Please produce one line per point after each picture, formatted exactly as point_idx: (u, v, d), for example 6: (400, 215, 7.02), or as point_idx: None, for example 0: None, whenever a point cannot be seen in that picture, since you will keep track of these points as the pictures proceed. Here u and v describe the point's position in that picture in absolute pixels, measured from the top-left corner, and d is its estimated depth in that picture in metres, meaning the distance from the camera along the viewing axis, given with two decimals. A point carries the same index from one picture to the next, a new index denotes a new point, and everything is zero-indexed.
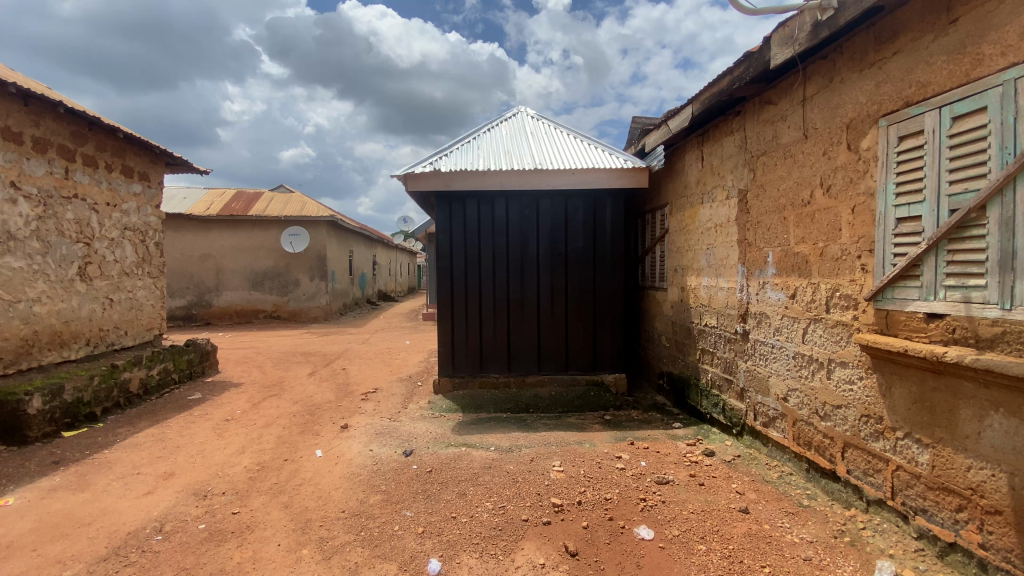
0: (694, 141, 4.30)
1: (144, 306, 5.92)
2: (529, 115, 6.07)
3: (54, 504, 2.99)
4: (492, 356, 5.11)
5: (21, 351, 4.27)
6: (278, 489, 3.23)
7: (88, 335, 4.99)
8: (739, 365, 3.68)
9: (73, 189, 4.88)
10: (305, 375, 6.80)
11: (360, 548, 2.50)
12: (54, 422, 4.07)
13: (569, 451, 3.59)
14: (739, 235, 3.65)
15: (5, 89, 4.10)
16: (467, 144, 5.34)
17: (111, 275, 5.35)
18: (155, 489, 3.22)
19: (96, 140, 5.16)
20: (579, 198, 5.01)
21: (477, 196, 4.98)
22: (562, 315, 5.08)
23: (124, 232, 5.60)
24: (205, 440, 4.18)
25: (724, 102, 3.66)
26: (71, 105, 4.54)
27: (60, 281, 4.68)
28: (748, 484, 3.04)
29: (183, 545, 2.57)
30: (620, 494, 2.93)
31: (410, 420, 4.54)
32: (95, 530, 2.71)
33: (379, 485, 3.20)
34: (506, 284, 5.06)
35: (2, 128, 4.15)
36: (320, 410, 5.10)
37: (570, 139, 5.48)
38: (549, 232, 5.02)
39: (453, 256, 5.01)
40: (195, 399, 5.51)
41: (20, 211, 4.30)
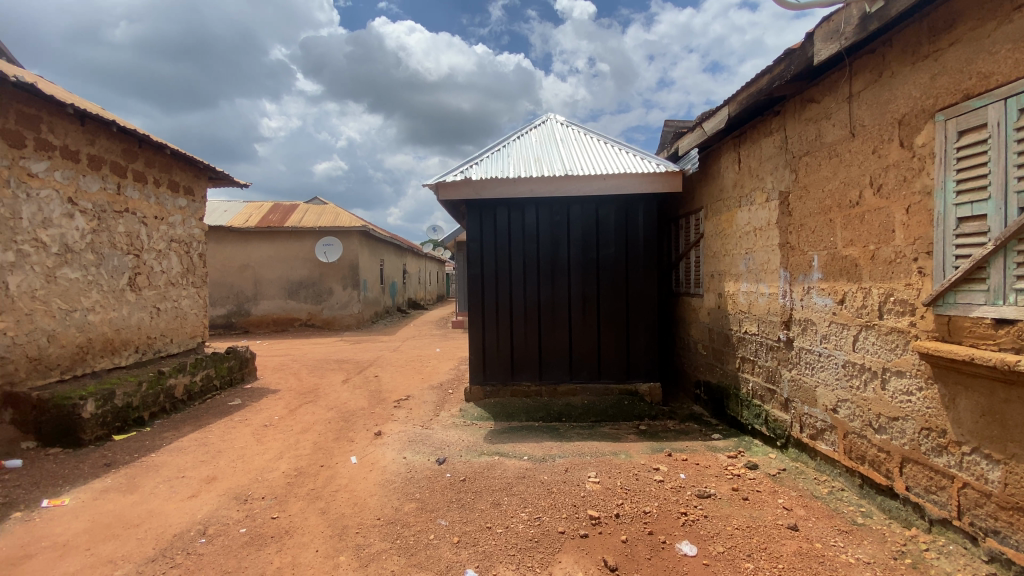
0: (731, 143, 4.19)
1: (189, 315, 6.17)
2: (558, 122, 6.05)
3: (105, 505, 3.10)
4: (523, 365, 5.07)
5: (77, 357, 4.49)
6: (315, 494, 3.27)
7: (137, 342, 5.21)
8: (783, 374, 3.53)
9: (125, 204, 5.14)
10: (339, 382, 6.92)
11: (397, 556, 2.49)
12: (106, 426, 4.23)
13: (605, 462, 3.51)
14: (781, 238, 3.52)
15: (65, 110, 4.36)
16: (497, 152, 5.35)
17: (158, 285, 5.60)
18: (198, 493, 3.30)
19: (145, 157, 5.42)
20: (610, 204, 4.94)
21: (506, 204, 4.98)
22: (593, 324, 4.99)
23: (170, 244, 5.86)
24: (245, 445, 4.28)
25: (762, 101, 3.55)
26: (123, 124, 4.77)
27: (112, 292, 4.92)
28: (795, 500, 2.89)
29: (226, 548, 2.62)
30: (659, 507, 2.84)
31: (443, 428, 4.53)
32: (143, 531, 2.79)
33: (413, 493, 3.19)
34: (537, 291, 5.02)
35: (61, 147, 4.39)
36: (354, 416, 5.16)
37: (600, 145, 5.43)
38: (580, 238, 4.97)
39: (483, 264, 5.02)
40: (235, 405, 5.66)
41: (77, 225, 4.53)
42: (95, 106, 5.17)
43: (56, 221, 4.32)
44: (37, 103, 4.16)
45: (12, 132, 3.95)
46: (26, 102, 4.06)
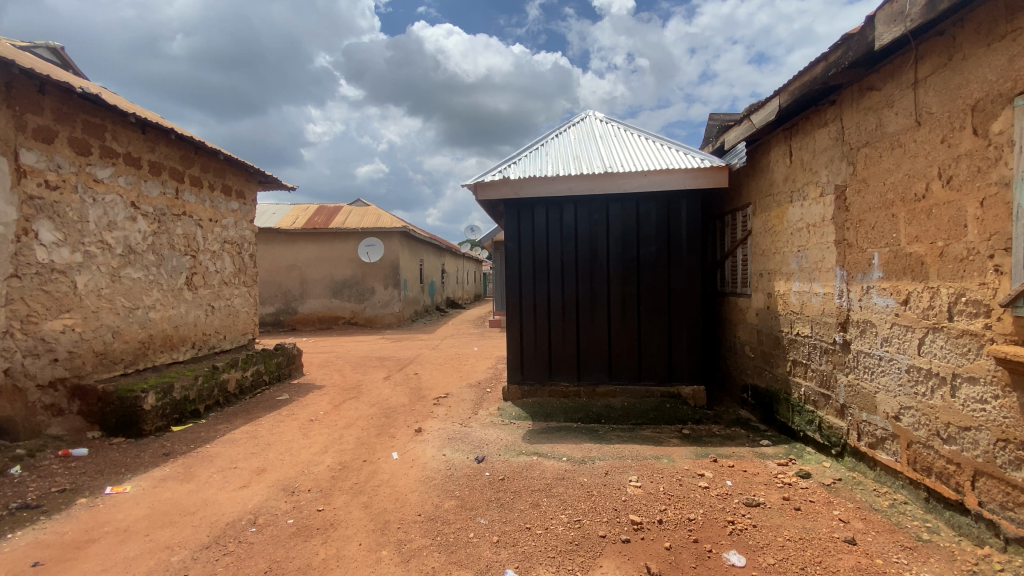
0: (781, 136, 4.00)
1: (240, 313, 6.46)
2: (597, 118, 5.96)
3: (163, 493, 3.28)
4: (561, 365, 5.02)
5: (139, 352, 4.78)
6: (358, 489, 3.35)
7: (193, 338, 5.50)
8: (839, 379, 3.35)
9: (182, 208, 5.42)
10: (380, 378, 7.08)
11: (437, 553, 2.51)
12: (165, 417, 4.48)
13: (646, 466, 3.43)
14: (836, 235, 3.34)
15: (128, 120, 4.64)
16: (535, 150, 5.33)
17: (212, 284, 5.89)
18: (249, 483, 3.44)
19: (201, 163, 5.71)
20: (652, 201, 4.82)
21: (544, 202, 4.95)
22: (634, 324, 4.89)
23: (224, 245, 6.16)
24: (292, 438, 4.44)
25: (816, 91, 3.37)
26: (181, 132, 5.04)
27: (171, 291, 5.21)
28: (853, 512, 2.72)
29: (274, 538, 2.72)
30: (705, 515, 2.74)
31: (481, 427, 4.55)
32: (198, 519, 2.93)
33: (453, 491, 3.22)
34: (575, 290, 4.96)
35: (125, 154, 4.68)
36: (395, 413, 5.26)
37: (641, 140, 5.31)
38: (620, 236, 4.87)
39: (521, 263, 5.02)
40: (283, 400, 5.89)
41: (139, 227, 4.82)
42: (155, 116, 5.48)
43: (120, 224, 4.61)
44: (102, 113, 4.43)
45: (80, 141, 4.22)
46: (92, 112, 4.34)
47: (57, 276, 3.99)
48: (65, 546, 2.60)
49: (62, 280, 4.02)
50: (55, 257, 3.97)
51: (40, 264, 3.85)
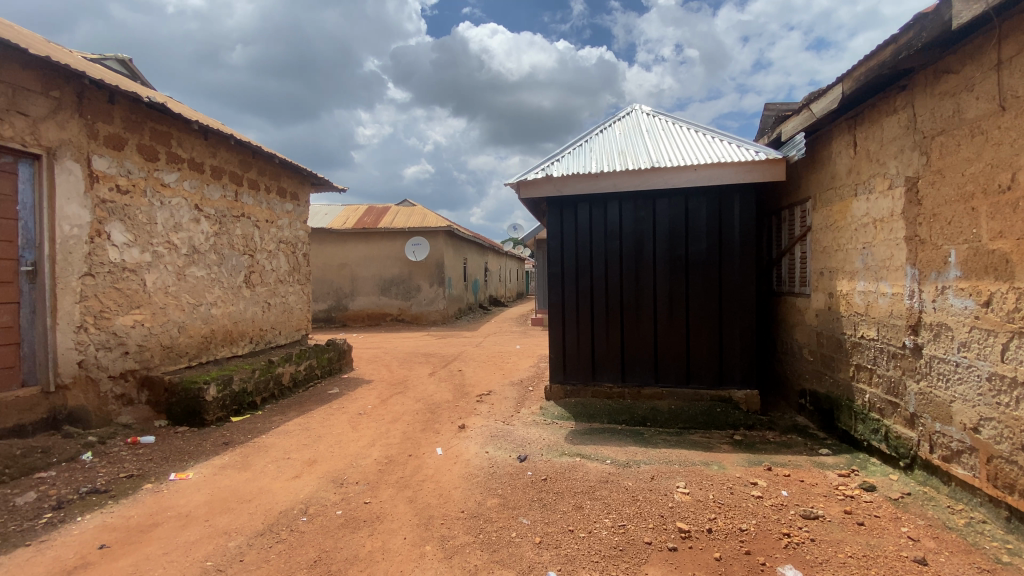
0: (844, 125, 3.76)
1: (294, 309, 6.75)
2: (643, 112, 5.81)
3: (222, 481, 3.47)
4: (605, 366, 4.93)
5: (202, 345, 5.09)
6: (404, 483, 3.42)
7: (251, 333, 5.81)
8: (908, 386, 3.11)
9: (241, 210, 5.72)
10: (426, 374, 7.22)
11: (479, 551, 2.52)
12: (225, 408, 4.74)
13: (695, 472, 3.31)
14: (907, 231, 3.10)
15: (191, 127, 4.93)
16: (579, 147, 5.26)
17: (269, 282, 6.19)
18: (301, 474, 3.58)
19: (258, 166, 5.99)
20: (701, 197, 4.64)
21: (588, 200, 4.88)
22: (682, 324, 4.74)
23: (279, 244, 6.45)
24: (342, 431, 4.59)
25: (884, 77, 3.14)
26: (240, 137, 5.30)
27: (231, 288, 5.50)
28: (923, 530, 2.52)
29: (324, 528, 2.81)
30: (758, 526, 2.62)
31: (524, 425, 4.55)
32: (253, 507, 3.08)
33: (495, 489, 3.22)
34: (620, 289, 4.86)
35: (189, 160, 4.98)
36: (439, 409, 5.34)
37: (690, 134, 5.14)
38: (668, 233, 4.73)
39: (564, 261, 4.98)
40: (334, 393, 6.11)
41: (202, 228, 5.13)
42: (217, 123, 5.79)
43: (185, 226, 4.92)
44: (168, 121, 4.72)
45: (147, 148, 4.51)
46: (158, 120, 4.63)
47: (128, 274, 4.29)
48: (132, 529, 2.79)
49: (132, 278, 4.32)
50: (126, 256, 4.26)
51: (112, 263, 4.14)
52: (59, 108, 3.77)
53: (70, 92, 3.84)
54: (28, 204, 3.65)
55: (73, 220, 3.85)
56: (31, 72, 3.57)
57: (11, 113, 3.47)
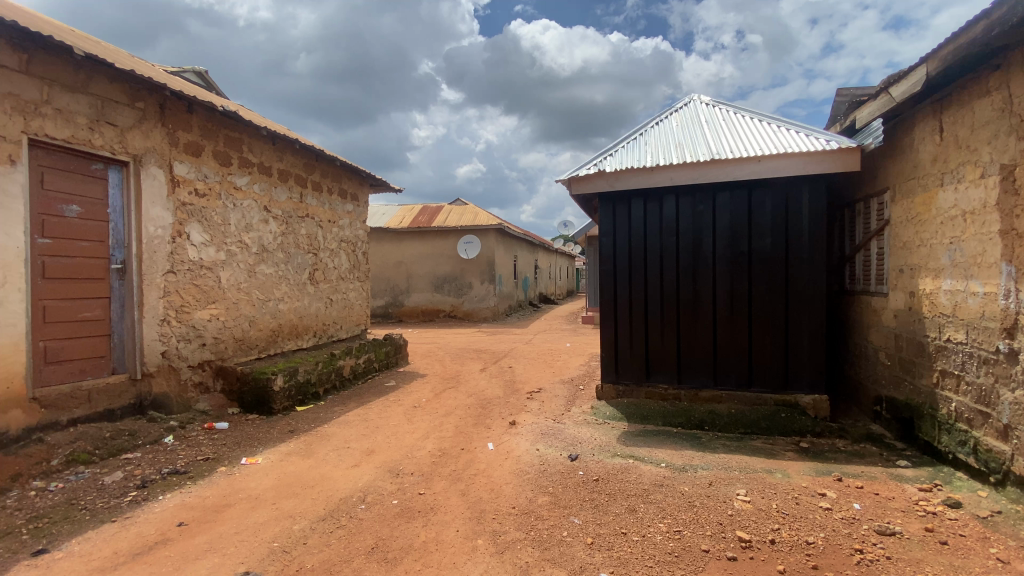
0: (929, 110, 3.45)
1: (354, 305, 7.03)
2: (703, 102, 5.59)
3: (288, 466, 3.68)
4: (660, 366, 4.80)
5: (271, 339, 5.41)
6: (456, 476, 3.48)
7: (314, 328, 6.11)
8: (1002, 394, 2.82)
9: (306, 211, 6.02)
10: (478, 370, 7.32)
11: (531, 548, 2.52)
12: (291, 398, 5.01)
13: (756, 479, 3.16)
14: (1002, 224, 2.81)
15: (260, 134, 5.23)
16: (634, 140, 5.13)
17: (331, 279, 6.49)
18: (360, 463, 3.74)
19: (321, 169, 6.28)
20: (765, 190, 4.41)
21: (643, 195, 4.76)
22: (743, 324, 4.53)
23: (340, 243, 6.74)
24: (398, 423, 4.75)
25: (975, 55, 2.85)
26: (304, 142, 5.58)
27: (296, 285, 5.81)
28: (1016, 552, 2.28)
29: (381, 516, 2.92)
30: (826, 540, 2.46)
31: (575, 424, 4.51)
32: (316, 492, 3.24)
33: (546, 486, 3.22)
34: (676, 287, 4.70)
35: (259, 164, 5.29)
36: (491, 404, 5.40)
37: (753, 123, 4.88)
38: (728, 229, 4.53)
39: (618, 259, 4.88)
40: (391, 386, 6.33)
41: (270, 228, 5.44)
42: (283, 128, 6.11)
43: (255, 226, 5.23)
44: (239, 128, 5.04)
45: (222, 154, 4.84)
46: (230, 128, 4.94)
47: (205, 271, 4.62)
48: (208, 509, 3.01)
49: (209, 275, 4.66)
50: (203, 255, 4.60)
51: (191, 261, 4.48)
52: (143, 118, 4.10)
53: (153, 103, 4.17)
54: (118, 207, 4.00)
55: (157, 221, 4.19)
56: (120, 87, 3.91)
57: (102, 124, 3.80)
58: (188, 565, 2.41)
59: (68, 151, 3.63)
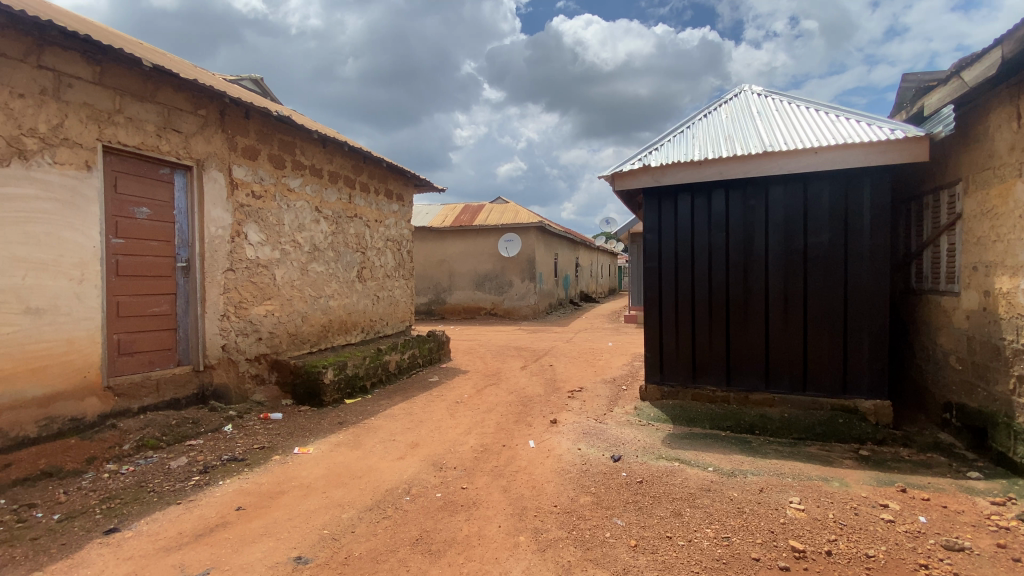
0: (1008, 94, 3.17)
1: (399, 302, 7.21)
2: (754, 93, 5.37)
3: (337, 457, 3.82)
4: (707, 367, 4.65)
5: (321, 334, 5.63)
6: (498, 472, 3.51)
7: (362, 324, 6.31)
8: None
9: (354, 211, 6.21)
10: (519, 367, 7.35)
11: (573, 548, 2.51)
12: (340, 391, 5.20)
13: (811, 487, 3.02)
14: None
15: (312, 137, 5.44)
16: (681, 134, 4.99)
17: (377, 276, 6.67)
18: (405, 456, 3.83)
19: (368, 171, 6.46)
20: (822, 184, 4.20)
21: (690, 189, 4.62)
22: (797, 324, 4.32)
23: (386, 242, 6.92)
24: (441, 418, 4.84)
25: None
26: (353, 144, 5.76)
27: (345, 282, 6.01)
28: None
29: (425, 509, 2.98)
30: (888, 553, 2.32)
31: (618, 424, 4.45)
32: (364, 483, 3.35)
33: (589, 486, 3.19)
34: (725, 286, 4.54)
35: (311, 167, 5.51)
36: (532, 402, 5.41)
37: (810, 114, 4.65)
38: (781, 225, 4.33)
39: (663, 256, 4.77)
40: (434, 381, 6.45)
41: (321, 228, 5.65)
42: (333, 131, 6.33)
43: (307, 226, 5.45)
44: (293, 132, 5.25)
45: (276, 157, 5.06)
46: (284, 132, 5.17)
47: (261, 269, 4.85)
48: (264, 495, 3.16)
49: (265, 273, 4.89)
50: (259, 254, 4.83)
51: (249, 260, 4.72)
52: (205, 124, 4.35)
53: (214, 110, 4.42)
54: (183, 209, 4.26)
55: (218, 222, 4.44)
56: (184, 95, 4.16)
57: (168, 130, 4.06)
58: (246, 548, 2.55)
59: (139, 156, 3.89)
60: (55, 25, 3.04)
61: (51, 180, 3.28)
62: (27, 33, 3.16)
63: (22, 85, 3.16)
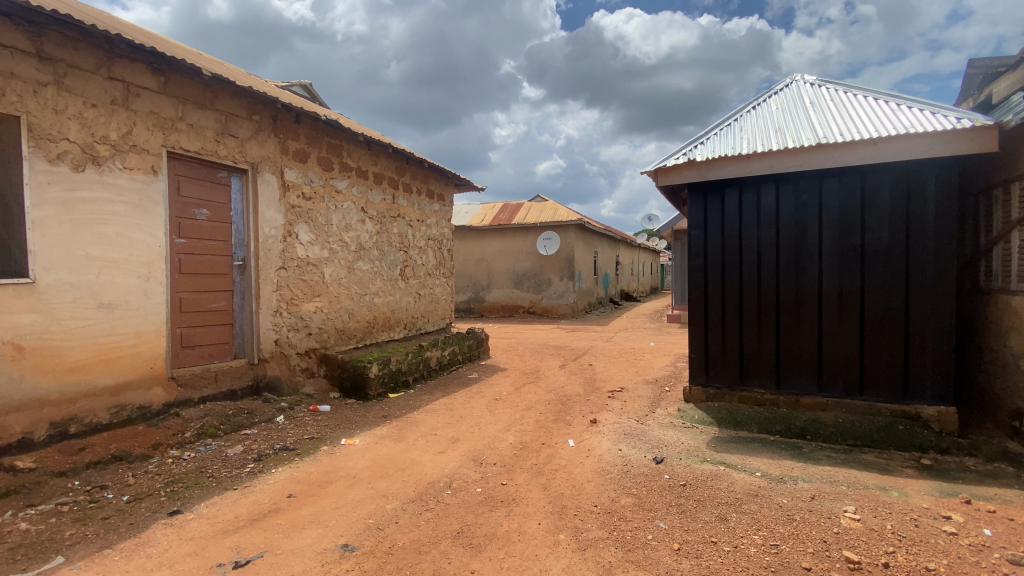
0: None
1: (440, 300, 7.34)
2: (807, 83, 5.13)
3: (382, 449, 3.93)
4: (755, 368, 4.49)
5: (366, 330, 5.80)
6: (538, 470, 3.52)
7: (404, 320, 6.46)
8: None
9: (397, 211, 6.36)
10: (557, 366, 7.33)
11: (614, 548, 2.49)
12: (384, 385, 5.34)
13: (866, 496, 2.87)
14: None
15: (357, 139, 5.61)
16: (728, 127, 4.83)
17: (419, 274, 6.81)
18: (446, 450, 3.90)
19: (411, 171, 6.60)
20: (881, 177, 3.97)
21: (738, 184, 4.47)
22: (852, 325, 4.11)
23: (428, 241, 7.05)
24: (480, 414, 4.89)
25: None
26: (397, 146, 5.90)
27: (389, 280, 6.17)
28: None
29: (466, 503, 3.02)
30: (951, 567, 2.18)
31: (660, 426, 4.37)
32: (406, 475, 3.43)
33: (630, 488, 3.15)
34: (774, 284, 4.37)
35: (357, 168, 5.68)
36: (571, 401, 5.39)
37: (868, 103, 4.40)
38: (836, 220, 4.13)
39: (709, 253, 4.63)
40: (474, 378, 6.53)
41: (367, 228, 5.82)
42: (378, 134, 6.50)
43: (354, 226, 5.63)
44: (340, 135, 5.43)
45: (325, 159, 5.25)
46: (332, 135, 5.35)
47: (311, 268, 5.05)
48: (313, 484, 3.30)
49: (314, 271, 5.09)
50: (309, 253, 5.03)
51: (300, 258, 4.92)
52: (259, 129, 4.57)
53: (267, 115, 4.63)
54: (239, 210, 4.50)
55: (271, 222, 4.65)
56: (240, 102, 4.39)
57: (226, 136, 4.29)
58: (296, 533, 2.66)
59: (200, 161, 4.13)
60: (124, 38, 3.27)
61: (121, 184, 3.53)
62: (99, 47, 3.41)
63: (95, 96, 3.41)
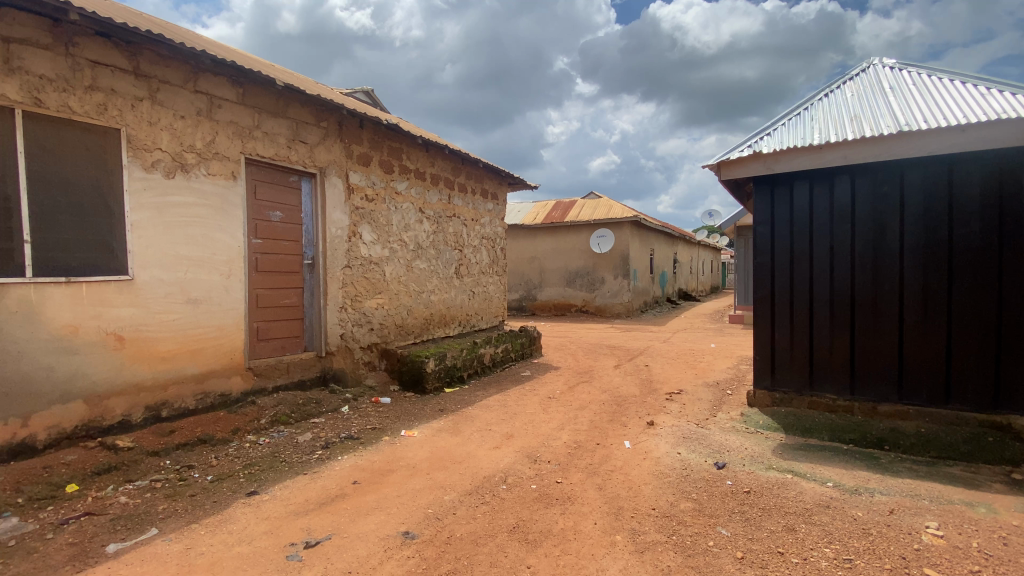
0: None
1: (493, 298, 7.45)
2: (886, 66, 4.76)
3: (439, 441, 4.05)
4: (825, 372, 4.23)
5: (423, 326, 5.98)
6: (593, 470, 3.49)
7: (459, 318, 6.61)
8: None
9: (453, 211, 6.51)
10: (611, 366, 7.23)
11: (672, 553, 2.44)
12: (440, 380, 5.50)
13: (952, 511, 2.64)
14: None
15: (416, 142, 5.79)
16: (796, 117, 4.57)
17: (474, 273, 6.94)
18: (501, 446, 3.96)
19: (466, 172, 6.73)
20: (973, 166, 3.63)
21: (808, 177, 4.22)
22: (938, 327, 3.79)
23: (482, 240, 7.17)
24: (534, 412, 4.92)
25: None
26: (453, 147, 6.04)
27: (445, 278, 6.33)
28: None
29: (521, 498, 3.06)
30: None
31: (721, 430, 4.21)
32: (463, 468, 3.52)
33: (689, 492, 3.07)
34: (848, 282, 4.10)
35: (415, 170, 5.86)
36: (626, 402, 5.30)
37: (957, 85, 4.03)
38: (920, 214, 3.81)
39: (775, 250, 4.41)
40: (526, 375, 6.58)
41: (424, 227, 6.00)
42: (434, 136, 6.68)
43: (412, 226, 5.82)
44: (400, 139, 5.63)
45: (386, 162, 5.46)
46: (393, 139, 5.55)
47: (373, 266, 5.28)
48: (375, 472, 3.45)
49: (376, 269, 5.31)
50: (372, 252, 5.26)
51: (363, 257, 5.15)
52: (326, 135, 4.82)
53: (333, 121, 4.88)
54: (309, 211, 4.77)
55: (337, 223, 4.89)
56: (309, 110, 4.65)
57: (297, 142, 4.56)
58: (361, 518, 2.81)
59: (274, 166, 4.42)
60: (208, 54, 3.55)
61: (206, 189, 3.85)
62: (186, 63, 3.72)
63: (184, 108, 3.72)
